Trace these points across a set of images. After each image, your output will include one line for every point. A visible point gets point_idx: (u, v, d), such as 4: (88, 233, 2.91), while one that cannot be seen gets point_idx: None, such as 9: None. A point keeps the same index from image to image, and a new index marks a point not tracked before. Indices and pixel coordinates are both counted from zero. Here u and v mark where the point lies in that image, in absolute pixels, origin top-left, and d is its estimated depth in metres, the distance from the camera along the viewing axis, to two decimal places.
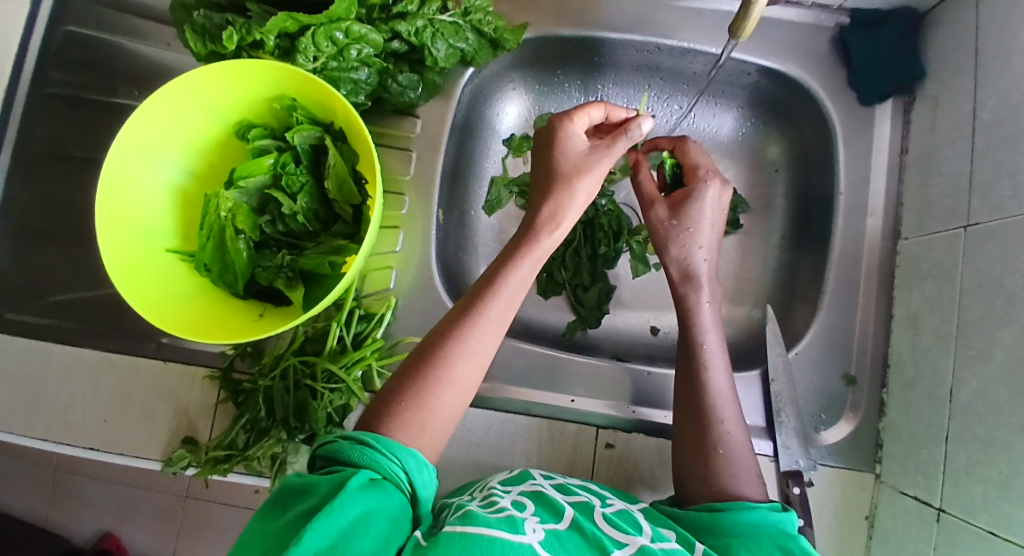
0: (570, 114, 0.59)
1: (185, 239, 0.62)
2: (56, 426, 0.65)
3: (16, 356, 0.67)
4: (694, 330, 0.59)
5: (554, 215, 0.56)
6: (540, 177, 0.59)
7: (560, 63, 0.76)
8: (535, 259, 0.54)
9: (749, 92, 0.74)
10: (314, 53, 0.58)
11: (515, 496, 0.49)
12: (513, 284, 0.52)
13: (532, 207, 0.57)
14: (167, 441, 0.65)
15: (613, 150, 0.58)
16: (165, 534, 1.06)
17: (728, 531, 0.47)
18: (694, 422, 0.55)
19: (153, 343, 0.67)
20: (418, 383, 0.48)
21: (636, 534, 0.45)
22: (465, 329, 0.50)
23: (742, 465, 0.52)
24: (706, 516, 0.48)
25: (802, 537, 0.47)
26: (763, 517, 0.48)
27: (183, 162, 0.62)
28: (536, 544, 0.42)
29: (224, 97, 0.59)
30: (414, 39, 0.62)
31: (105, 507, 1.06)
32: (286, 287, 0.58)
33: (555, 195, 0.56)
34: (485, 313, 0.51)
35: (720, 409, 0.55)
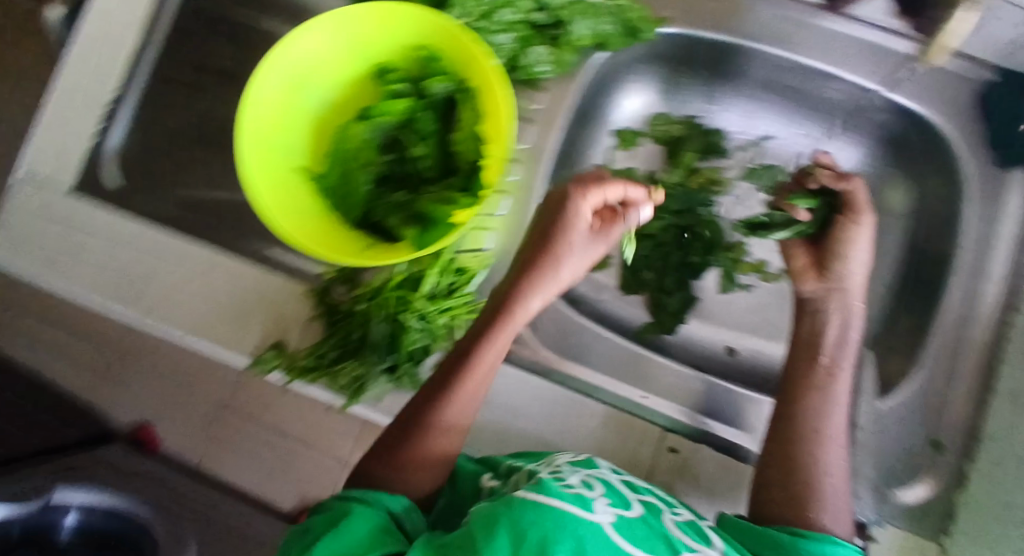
0: (581, 189, 0.58)
1: (311, 163, 0.65)
2: (155, 305, 0.70)
3: (124, 233, 0.70)
4: (842, 357, 0.61)
5: (536, 287, 0.58)
6: (528, 247, 0.60)
7: (692, 66, 0.74)
8: (510, 333, 0.57)
9: (880, 129, 0.72)
10: (465, 10, 0.62)
11: (585, 477, 0.50)
12: (489, 359, 0.56)
13: (513, 271, 0.60)
14: (256, 343, 0.69)
15: (608, 236, 0.61)
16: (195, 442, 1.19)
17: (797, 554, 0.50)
18: (784, 443, 0.57)
19: (261, 255, 0.71)
20: (405, 444, 0.56)
21: (706, 545, 0.47)
22: (449, 397, 0.56)
23: (836, 502, 0.56)
24: (782, 539, 0.51)
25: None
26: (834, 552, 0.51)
27: (322, 91, 0.64)
28: (606, 524, 0.44)
29: (373, 37, 0.61)
30: (557, 14, 0.64)
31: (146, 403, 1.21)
32: (401, 224, 0.63)
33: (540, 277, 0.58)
34: (462, 388, 0.56)
35: (831, 435, 0.58)
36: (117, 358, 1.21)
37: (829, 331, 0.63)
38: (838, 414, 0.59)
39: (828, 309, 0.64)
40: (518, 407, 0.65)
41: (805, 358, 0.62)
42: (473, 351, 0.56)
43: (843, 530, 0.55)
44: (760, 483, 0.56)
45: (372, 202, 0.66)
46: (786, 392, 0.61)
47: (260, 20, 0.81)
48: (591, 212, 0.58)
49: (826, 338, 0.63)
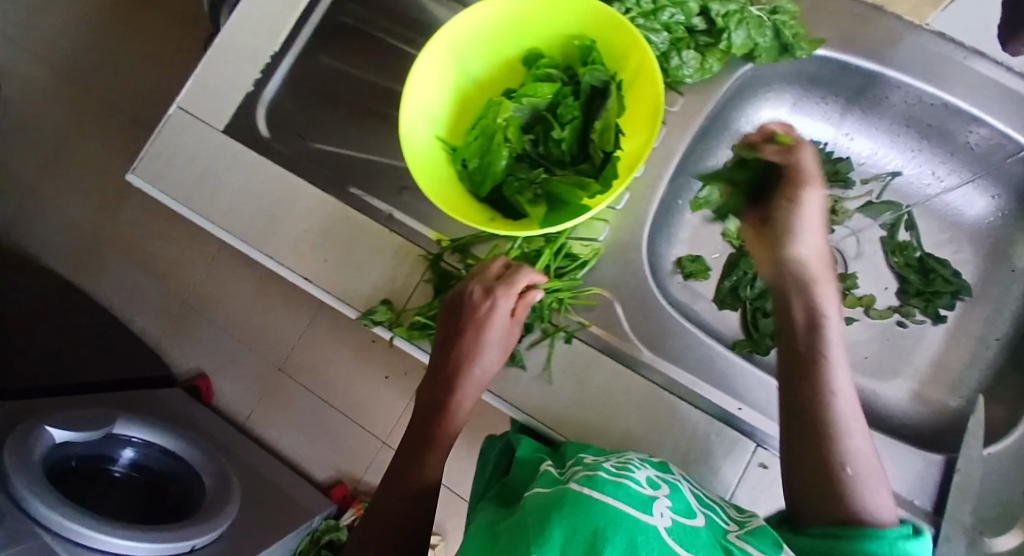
0: (474, 301, 0.63)
1: (452, 134, 0.68)
2: (285, 248, 0.74)
3: (270, 180, 0.76)
4: (819, 345, 0.55)
5: (465, 375, 0.63)
6: (445, 346, 0.65)
7: (829, 91, 0.75)
8: (462, 399, 0.63)
9: (1016, 180, 0.70)
10: (631, 7, 0.66)
11: (651, 476, 0.49)
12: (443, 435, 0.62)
13: (450, 351, 0.64)
14: (369, 298, 0.72)
15: (515, 320, 0.64)
16: (252, 393, 1.40)
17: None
18: (815, 441, 0.51)
19: (385, 213, 0.74)
20: (379, 500, 0.60)
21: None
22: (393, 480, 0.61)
23: (870, 485, 0.49)
24: (824, 541, 0.46)
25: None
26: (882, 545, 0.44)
27: (474, 68, 0.68)
28: (662, 529, 0.41)
29: (534, 22, 0.65)
30: (720, 19, 0.65)
31: (210, 355, 1.44)
32: (530, 202, 0.63)
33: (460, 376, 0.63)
34: (427, 455, 0.61)
35: (847, 422, 0.52)
36: (186, 307, 1.46)
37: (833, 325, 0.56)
38: (851, 403, 0.53)
39: (789, 293, 0.58)
40: (617, 392, 0.68)
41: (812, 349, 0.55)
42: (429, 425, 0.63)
43: (891, 516, 0.48)
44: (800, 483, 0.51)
45: (505, 174, 0.65)
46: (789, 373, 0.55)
47: None
48: (494, 312, 0.63)
49: (796, 325, 0.56)
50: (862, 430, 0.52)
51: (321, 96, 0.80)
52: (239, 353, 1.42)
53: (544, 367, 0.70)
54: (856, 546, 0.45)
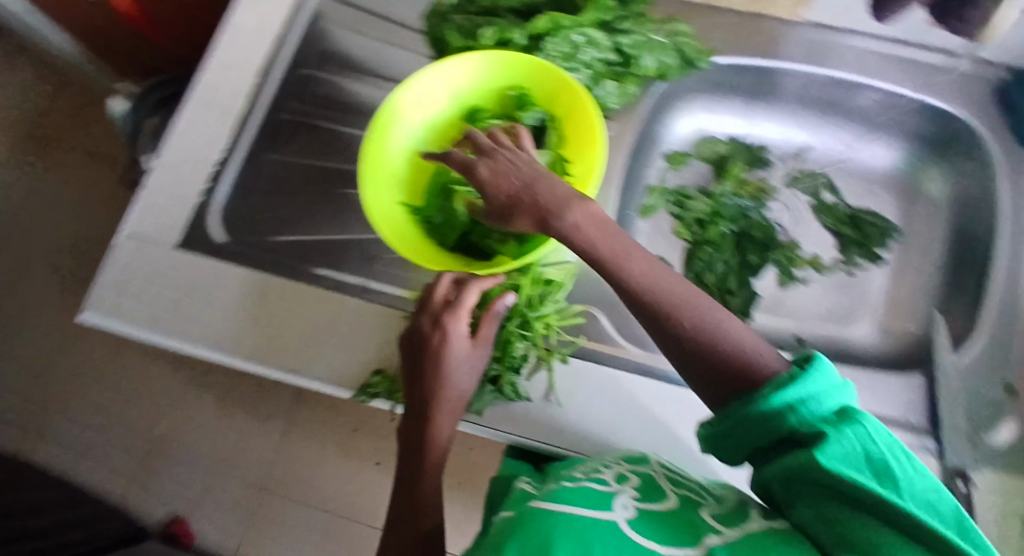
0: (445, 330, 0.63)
1: (413, 196, 0.73)
2: (272, 345, 0.75)
3: (245, 283, 0.77)
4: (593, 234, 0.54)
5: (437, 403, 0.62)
6: (415, 376, 0.63)
7: (736, 91, 0.86)
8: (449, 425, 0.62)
9: (909, 131, 0.82)
10: (553, 53, 0.70)
11: (624, 477, 0.52)
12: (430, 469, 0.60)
13: (422, 378, 0.63)
14: (360, 373, 0.73)
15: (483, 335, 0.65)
16: (230, 528, 1.28)
17: (755, 428, 0.45)
18: (661, 324, 0.51)
19: (361, 286, 0.77)
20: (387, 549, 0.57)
21: (743, 522, 0.44)
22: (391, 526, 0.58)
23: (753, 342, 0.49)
24: (729, 422, 0.46)
25: (823, 404, 0.43)
26: (776, 405, 0.43)
27: (422, 133, 0.73)
28: (622, 521, 0.43)
29: (469, 84, 0.72)
30: (631, 51, 0.72)
31: (177, 495, 1.31)
32: (500, 243, 0.69)
33: (434, 400, 0.62)
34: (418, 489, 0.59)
35: (715, 316, 0.50)
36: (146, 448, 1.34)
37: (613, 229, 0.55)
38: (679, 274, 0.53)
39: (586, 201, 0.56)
40: (620, 395, 0.71)
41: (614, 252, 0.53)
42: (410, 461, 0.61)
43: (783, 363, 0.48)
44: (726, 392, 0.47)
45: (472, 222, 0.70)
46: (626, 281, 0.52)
47: (320, 72, 0.85)
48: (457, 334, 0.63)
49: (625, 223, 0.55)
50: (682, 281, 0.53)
51: (269, 191, 0.82)
52: (212, 482, 1.31)
53: (548, 389, 0.72)
54: (748, 413, 0.45)
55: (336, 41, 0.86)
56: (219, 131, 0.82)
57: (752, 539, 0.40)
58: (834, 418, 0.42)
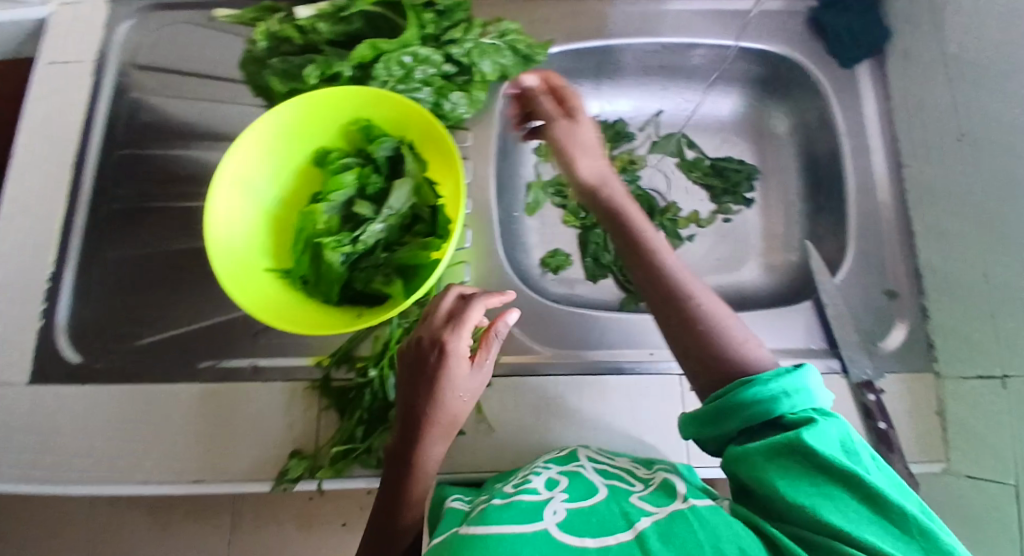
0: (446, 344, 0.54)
1: (279, 258, 0.67)
2: (165, 455, 0.67)
3: (117, 399, 0.69)
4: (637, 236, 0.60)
5: (434, 430, 0.55)
6: (413, 394, 0.54)
7: (580, 74, 0.86)
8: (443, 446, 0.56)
9: (744, 76, 0.86)
10: (385, 78, 0.67)
11: (554, 476, 0.54)
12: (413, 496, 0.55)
13: (419, 401, 0.54)
14: (274, 460, 0.67)
15: (485, 353, 0.58)
16: None
17: (745, 411, 0.47)
18: (664, 307, 0.55)
19: (251, 367, 0.71)
20: None
21: (668, 503, 0.47)
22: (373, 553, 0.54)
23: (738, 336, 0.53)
24: (719, 404, 0.49)
25: (808, 401, 0.47)
26: (765, 391, 0.47)
27: (271, 189, 0.67)
28: (553, 526, 0.45)
29: (306, 126, 0.67)
30: (465, 59, 0.70)
31: None
32: (385, 284, 0.63)
33: (433, 427, 0.55)
34: (401, 520, 0.54)
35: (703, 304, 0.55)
36: None
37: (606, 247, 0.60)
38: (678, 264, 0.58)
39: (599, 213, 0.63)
40: (548, 401, 0.70)
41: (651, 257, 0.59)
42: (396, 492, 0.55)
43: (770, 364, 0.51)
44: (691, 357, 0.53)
45: (348, 271, 0.64)
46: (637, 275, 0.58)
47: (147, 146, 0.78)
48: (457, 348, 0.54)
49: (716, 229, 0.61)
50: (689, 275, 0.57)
51: (123, 289, 0.74)
52: None
53: (476, 415, 0.69)
54: (741, 397, 0.48)
55: (153, 110, 0.78)
56: (42, 238, 0.73)
57: (674, 521, 0.44)
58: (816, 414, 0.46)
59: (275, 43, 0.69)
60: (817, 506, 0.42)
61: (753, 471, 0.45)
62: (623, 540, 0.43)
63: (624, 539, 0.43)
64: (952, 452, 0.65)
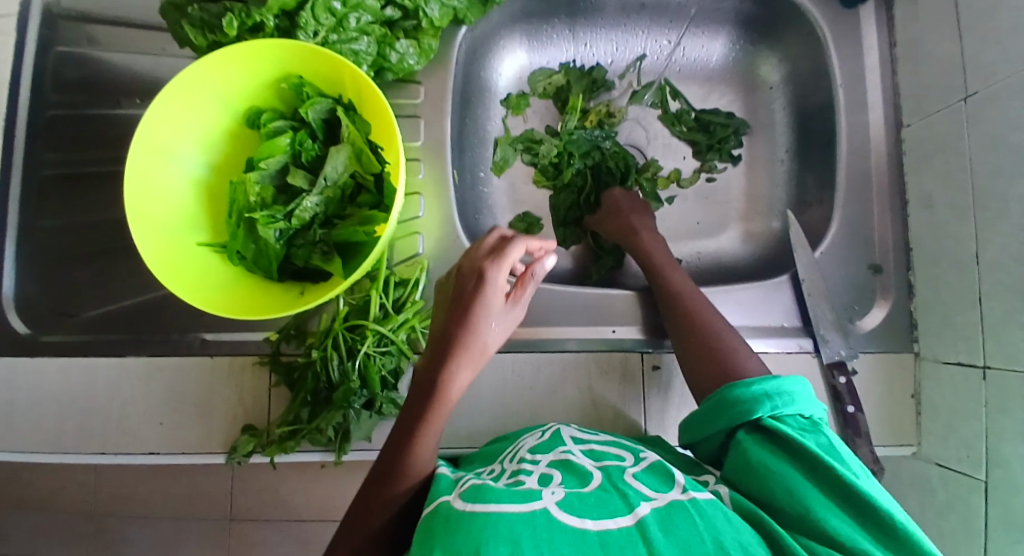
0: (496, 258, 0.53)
1: (215, 231, 0.63)
2: (116, 432, 0.67)
3: (61, 376, 0.67)
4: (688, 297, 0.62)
5: (464, 356, 0.52)
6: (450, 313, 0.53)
7: (548, 16, 0.78)
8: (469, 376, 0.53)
9: (733, 15, 0.77)
10: (315, 27, 0.60)
11: (544, 468, 0.47)
12: (431, 427, 0.50)
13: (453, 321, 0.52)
14: (226, 434, 0.66)
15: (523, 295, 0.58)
16: None
17: (734, 409, 0.48)
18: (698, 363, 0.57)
19: (197, 341, 0.69)
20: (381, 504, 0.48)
21: (666, 490, 0.43)
22: (385, 489, 0.48)
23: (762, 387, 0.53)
24: (706, 406, 0.51)
25: (792, 400, 0.48)
26: (749, 391, 0.48)
27: (202, 155, 0.63)
28: (553, 505, 0.41)
29: (232, 85, 0.61)
30: (408, 3, 0.63)
31: None
32: (323, 261, 0.59)
33: (464, 353, 0.51)
34: (417, 453, 0.49)
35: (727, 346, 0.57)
36: None
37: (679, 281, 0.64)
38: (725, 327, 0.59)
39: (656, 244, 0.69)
40: (503, 380, 0.66)
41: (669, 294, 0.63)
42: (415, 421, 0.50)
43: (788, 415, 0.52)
44: (706, 389, 0.55)
45: (285, 248, 0.60)
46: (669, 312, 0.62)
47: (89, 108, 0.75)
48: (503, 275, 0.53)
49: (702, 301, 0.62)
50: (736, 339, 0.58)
51: (76, 257, 0.74)
52: None
53: None
54: (729, 398, 0.49)
55: (84, 65, 0.74)
56: None
57: (677, 510, 0.40)
58: (803, 419, 0.47)
59: None
60: (812, 504, 0.41)
61: (737, 464, 0.46)
62: (622, 524, 0.39)
63: (625, 523, 0.39)
64: (925, 437, 0.62)
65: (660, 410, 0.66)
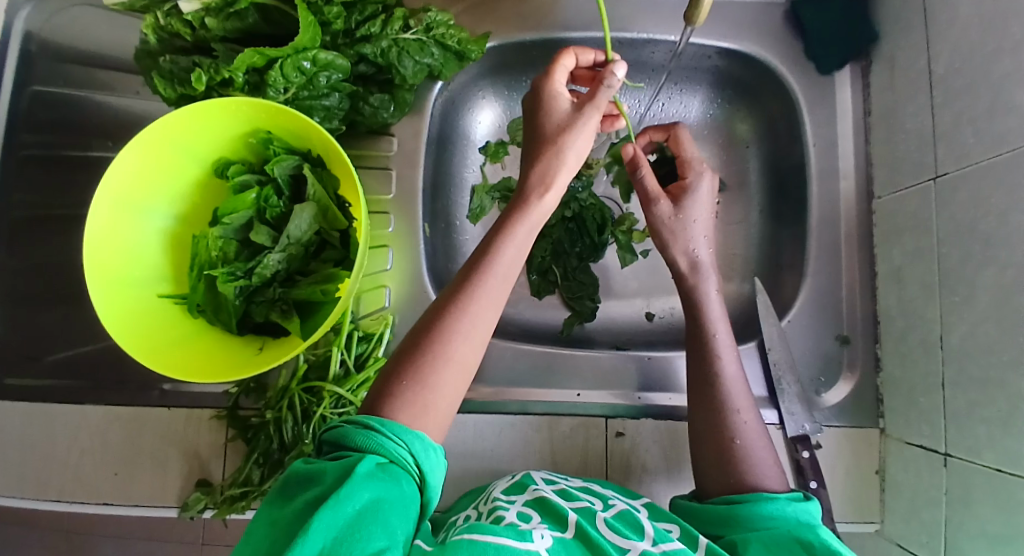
0: (551, 72, 0.56)
1: (177, 283, 0.63)
2: (69, 483, 0.65)
3: (21, 422, 0.66)
4: (704, 327, 0.59)
5: (544, 179, 0.52)
6: (529, 146, 0.55)
7: (525, 70, 0.77)
8: (530, 226, 0.50)
9: (712, 75, 0.76)
10: (284, 84, 0.59)
11: (519, 506, 0.49)
12: (511, 252, 0.49)
13: (523, 171, 0.54)
14: (182, 486, 0.65)
15: (596, 102, 0.53)
16: None
17: (744, 516, 0.47)
18: (708, 413, 0.55)
19: (156, 391, 0.67)
20: (418, 358, 0.45)
21: (637, 540, 0.45)
22: (463, 302, 0.47)
23: (760, 456, 0.52)
24: (722, 509, 0.48)
25: (822, 526, 0.47)
26: (782, 509, 0.47)
27: (169, 205, 0.63)
28: (544, 551, 0.42)
29: (201, 139, 0.60)
30: (380, 60, 0.63)
31: None
32: (282, 320, 0.60)
33: (549, 174, 0.52)
34: (484, 287, 0.47)
35: (732, 400, 0.55)
36: None
37: (712, 304, 0.61)
38: (739, 381, 0.57)
39: (693, 280, 0.62)
40: (467, 441, 0.65)
41: (696, 330, 0.59)
42: (494, 243, 0.49)
43: (778, 485, 0.51)
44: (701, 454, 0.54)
45: (244, 305, 0.61)
46: (692, 377, 0.58)
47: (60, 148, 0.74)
48: (567, 92, 0.56)
49: (718, 342, 0.58)
50: (750, 402, 0.56)
51: (30, 300, 0.72)
52: None
53: None
54: (739, 510, 0.48)
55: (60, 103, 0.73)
56: None
57: None
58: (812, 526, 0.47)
59: (166, 37, 0.61)
60: None
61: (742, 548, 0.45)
62: None
63: None
64: (888, 515, 0.62)
65: (623, 480, 0.65)
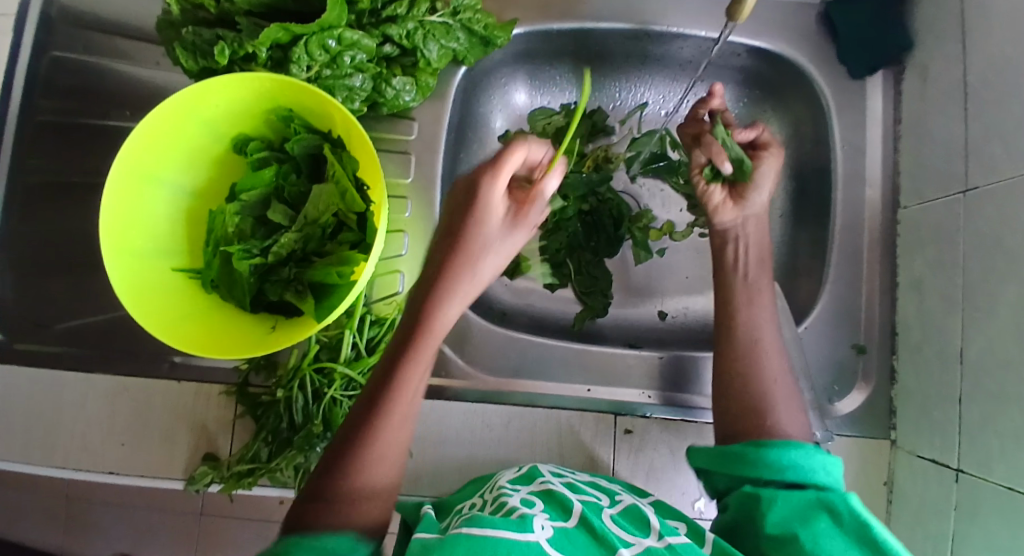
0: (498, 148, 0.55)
1: (192, 257, 0.63)
2: (76, 451, 0.65)
3: (30, 386, 0.66)
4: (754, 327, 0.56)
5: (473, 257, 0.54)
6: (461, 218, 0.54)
7: (550, 59, 0.76)
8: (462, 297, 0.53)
9: (739, 74, 0.75)
10: (308, 62, 0.58)
11: (526, 495, 0.49)
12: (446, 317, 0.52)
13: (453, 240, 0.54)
14: (189, 459, 0.65)
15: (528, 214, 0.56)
16: None
17: (766, 463, 0.47)
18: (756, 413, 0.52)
19: (166, 363, 0.67)
20: (367, 419, 0.46)
21: (642, 535, 0.45)
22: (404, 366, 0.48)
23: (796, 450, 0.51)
24: (747, 453, 0.48)
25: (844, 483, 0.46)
26: (808, 458, 0.47)
27: (186, 179, 0.62)
28: (544, 541, 0.41)
29: (223, 113, 0.60)
30: (405, 42, 0.62)
31: None
32: (297, 299, 0.59)
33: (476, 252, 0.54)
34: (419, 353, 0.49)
35: (778, 404, 0.52)
36: None
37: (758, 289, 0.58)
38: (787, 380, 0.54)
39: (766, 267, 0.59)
40: (476, 430, 0.65)
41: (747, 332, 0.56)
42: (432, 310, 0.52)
43: None
44: None
45: (259, 283, 0.61)
46: None
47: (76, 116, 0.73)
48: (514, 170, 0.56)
49: (766, 342, 0.55)
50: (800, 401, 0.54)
51: (43, 267, 0.72)
52: None
53: None
54: (762, 456, 0.48)
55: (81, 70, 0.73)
56: None
57: None
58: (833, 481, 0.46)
59: (189, 8, 0.60)
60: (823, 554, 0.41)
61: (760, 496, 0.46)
62: None
63: None
64: (893, 526, 0.62)
65: (630, 477, 0.65)
